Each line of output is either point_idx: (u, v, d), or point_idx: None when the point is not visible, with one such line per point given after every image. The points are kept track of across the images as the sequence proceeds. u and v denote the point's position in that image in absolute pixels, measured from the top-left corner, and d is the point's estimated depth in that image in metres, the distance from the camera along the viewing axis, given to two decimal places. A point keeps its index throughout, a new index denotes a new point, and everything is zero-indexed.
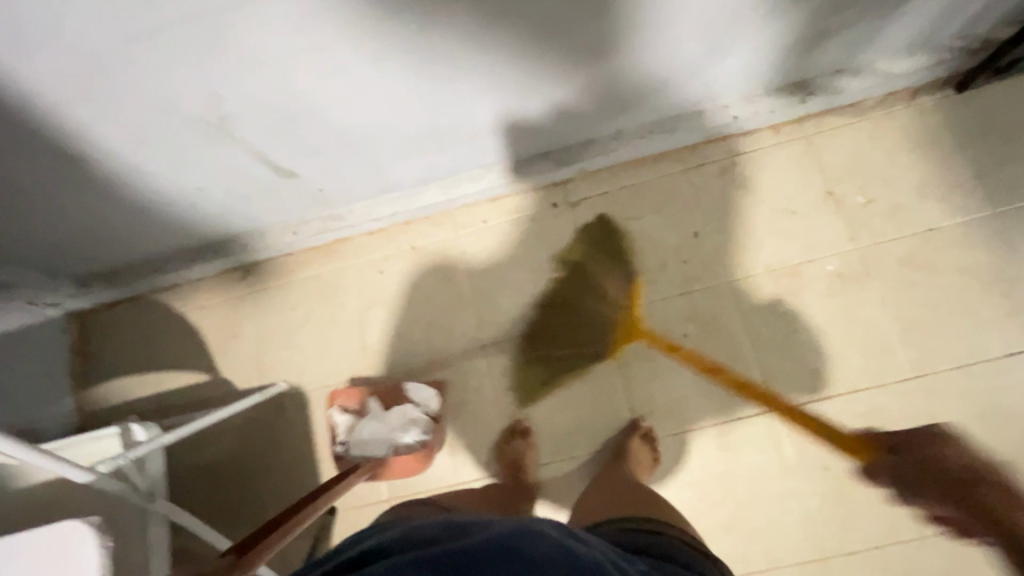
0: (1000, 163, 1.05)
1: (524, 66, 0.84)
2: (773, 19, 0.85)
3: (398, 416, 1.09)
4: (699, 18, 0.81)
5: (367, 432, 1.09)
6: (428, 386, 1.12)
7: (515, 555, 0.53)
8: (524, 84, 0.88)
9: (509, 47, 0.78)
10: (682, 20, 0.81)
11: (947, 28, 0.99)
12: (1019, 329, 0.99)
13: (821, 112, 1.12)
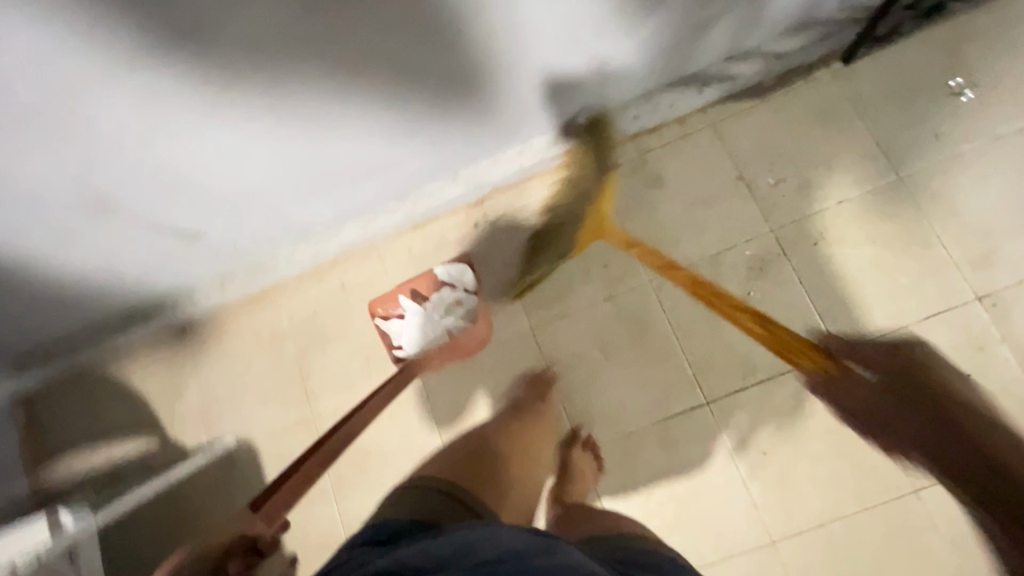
0: (900, 126, 1.06)
1: (399, 101, 0.85)
2: (642, 19, 0.86)
3: (439, 301, 1.16)
4: (563, 29, 0.82)
5: (415, 327, 1.16)
6: (456, 265, 1.16)
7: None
8: (406, 117, 0.89)
9: (374, 85, 0.79)
10: (544, 34, 0.82)
11: (822, 3, 1.00)
12: (934, 291, 1.00)
13: (722, 100, 1.13)
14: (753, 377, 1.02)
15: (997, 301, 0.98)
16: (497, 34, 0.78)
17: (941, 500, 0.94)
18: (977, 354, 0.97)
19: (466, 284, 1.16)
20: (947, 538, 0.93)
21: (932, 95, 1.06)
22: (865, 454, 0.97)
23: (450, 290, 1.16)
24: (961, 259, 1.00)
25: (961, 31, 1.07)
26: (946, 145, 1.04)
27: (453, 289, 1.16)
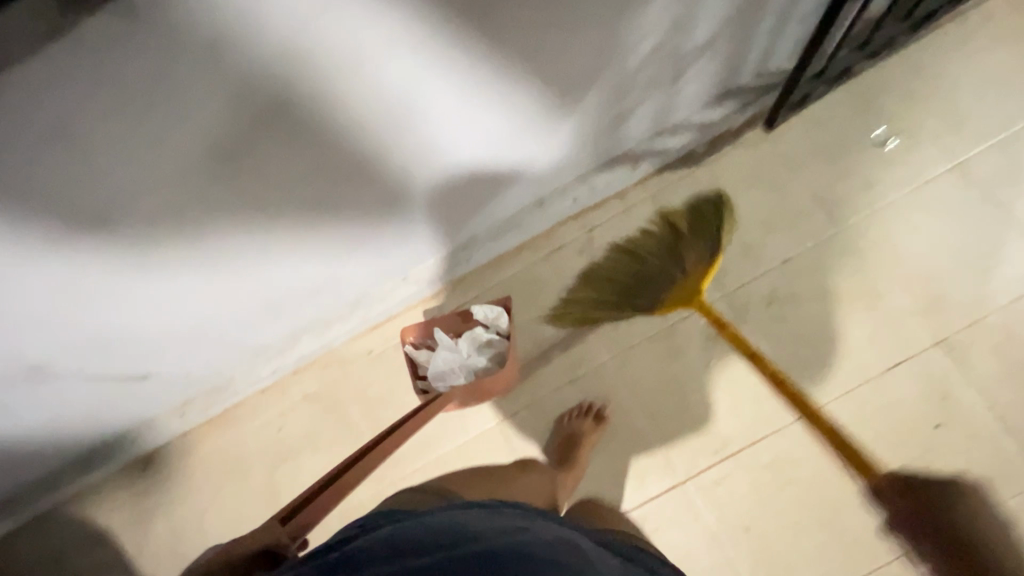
0: (832, 180, 1.08)
1: (330, 225, 0.85)
2: (559, 120, 0.88)
3: (469, 341, 1.04)
4: (486, 136, 0.83)
5: (441, 362, 1.06)
6: (494, 306, 1.05)
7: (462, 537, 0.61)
8: (341, 235, 0.89)
9: (299, 217, 0.80)
10: (466, 142, 0.83)
11: (738, 75, 1.03)
12: (890, 340, 1.00)
13: (659, 170, 1.15)
14: (725, 450, 1.00)
15: (953, 344, 0.98)
16: (416, 150, 0.78)
17: None
18: (942, 401, 0.96)
19: (500, 327, 1.06)
20: None
21: (858, 147, 1.08)
22: (847, 518, 0.95)
23: (484, 329, 1.06)
24: (911, 306, 1.00)
25: (876, 82, 1.10)
26: (880, 196, 1.06)
27: (487, 329, 1.06)
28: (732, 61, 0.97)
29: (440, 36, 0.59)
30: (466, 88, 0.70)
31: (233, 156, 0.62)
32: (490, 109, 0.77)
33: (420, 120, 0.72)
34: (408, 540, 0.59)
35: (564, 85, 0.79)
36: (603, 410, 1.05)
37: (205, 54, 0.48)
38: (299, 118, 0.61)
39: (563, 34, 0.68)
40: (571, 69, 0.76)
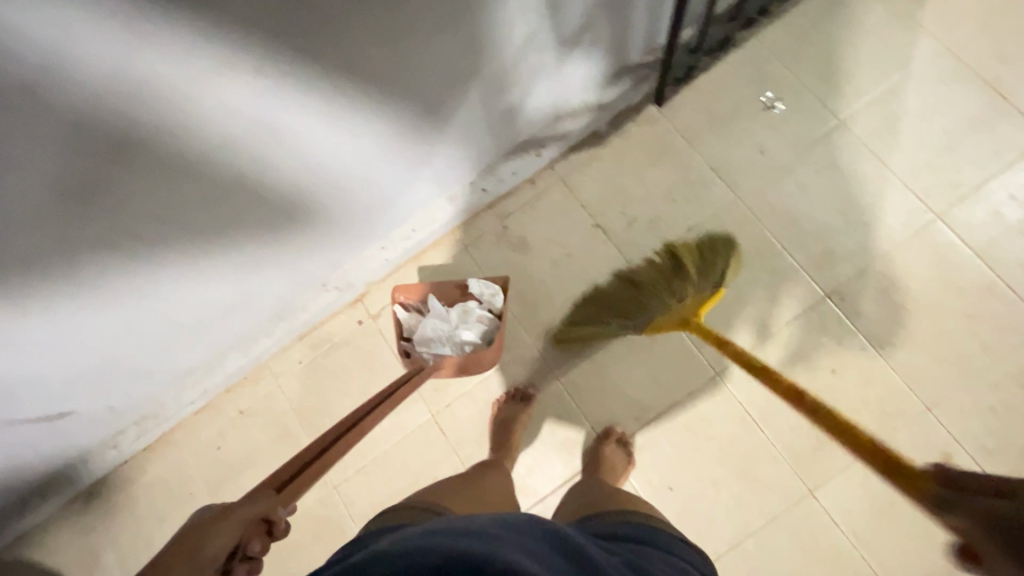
0: (727, 149, 1.12)
1: (225, 249, 0.85)
2: (448, 120, 0.89)
3: (462, 312, 1.06)
4: (369, 147, 0.84)
5: (432, 327, 1.05)
6: (490, 284, 1.07)
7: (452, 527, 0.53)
8: (240, 259, 0.89)
9: (187, 246, 0.79)
10: (350, 155, 0.83)
11: (626, 56, 1.05)
12: (789, 297, 1.05)
13: (565, 153, 1.17)
14: (645, 417, 1.06)
15: (846, 293, 1.04)
16: (296, 167, 0.78)
17: (836, 494, 0.98)
18: (838, 349, 1.03)
19: (493, 306, 1.07)
20: (849, 528, 0.97)
21: (749, 113, 1.12)
22: (761, 467, 1.01)
23: (476, 304, 1.07)
24: (805, 262, 1.06)
25: (759, 50, 1.14)
26: (771, 159, 1.10)
27: (479, 304, 1.07)
28: (616, 42, 0.99)
29: (280, 54, 0.60)
30: (328, 101, 0.71)
31: (86, 194, 0.62)
32: (366, 119, 0.78)
33: (290, 138, 0.73)
34: (405, 540, 0.51)
35: (439, 85, 0.80)
36: (528, 392, 1.09)
37: (22, 98, 0.49)
38: (150, 151, 0.62)
39: (418, 39, 0.69)
40: (442, 67, 0.77)
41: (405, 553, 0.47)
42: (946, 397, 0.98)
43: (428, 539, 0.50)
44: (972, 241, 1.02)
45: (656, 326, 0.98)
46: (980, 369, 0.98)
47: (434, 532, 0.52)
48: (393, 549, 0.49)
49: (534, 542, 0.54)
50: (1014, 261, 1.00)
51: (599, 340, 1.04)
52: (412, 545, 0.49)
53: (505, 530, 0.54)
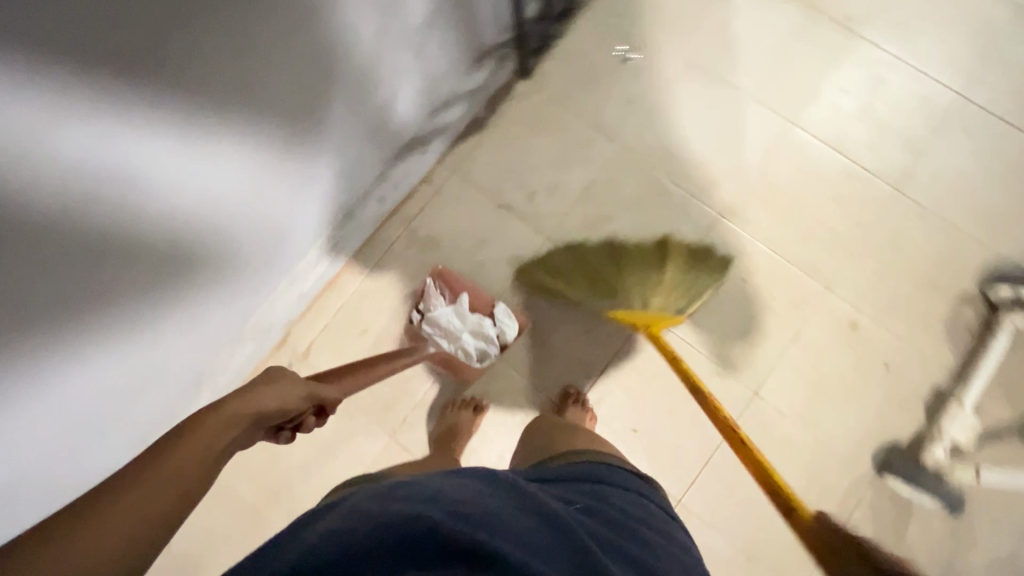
0: (599, 105, 1.18)
1: (112, 317, 0.76)
2: (325, 131, 0.87)
3: (476, 322, 1.05)
4: (245, 173, 0.80)
5: (446, 319, 1.05)
6: (514, 318, 1.06)
7: (409, 492, 0.50)
8: (132, 326, 0.80)
9: (67, 326, 0.70)
10: (225, 187, 0.78)
11: (482, 38, 1.08)
12: (689, 224, 1.12)
13: (451, 146, 1.18)
14: (592, 373, 1.08)
15: (737, 208, 1.12)
16: (175, 209, 0.73)
17: (779, 388, 1.04)
18: (741, 259, 1.09)
19: (501, 338, 1.06)
20: (801, 416, 1.03)
21: (608, 68, 1.19)
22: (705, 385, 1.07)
23: (492, 324, 1.05)
24: (693, 190, 1.13)
25: (602, 10, 1.21)
26: (639, 105, 1.17)
27: (492, 324, 1.05)
28: (467, 24, 1.01)
29: (124, 78, 0.55)
30: (186, 129, 0.66)
31: None
32: (233, 144, 0.74)
33: (156, 178, 0.67)
34: (358, 509, 0.47)
35: (308, 95, 0.79)
36: (480, 402, 1.07)
37: None
38: (2, 227, 0.54)
39: (271, 47, 0.68)
40: (304, 74, 0.76)
41: (374, 523, 0.44)
42: (841, 275, 1.07)
43: (384, 507, 0.46)
44: (823, 135, 1.14)
45: (619, 311, 1.05)
46: (859, 242, 1.08)
47: (388, 500, 0.48)
48: (352, 521, 0.45)
49: (508, 507, 0.51)
50: (860, 143, 1.13)
51: (559, 278, 1.10)
52: (367, 516, 0.45)
53: (471, 498, 0.51)
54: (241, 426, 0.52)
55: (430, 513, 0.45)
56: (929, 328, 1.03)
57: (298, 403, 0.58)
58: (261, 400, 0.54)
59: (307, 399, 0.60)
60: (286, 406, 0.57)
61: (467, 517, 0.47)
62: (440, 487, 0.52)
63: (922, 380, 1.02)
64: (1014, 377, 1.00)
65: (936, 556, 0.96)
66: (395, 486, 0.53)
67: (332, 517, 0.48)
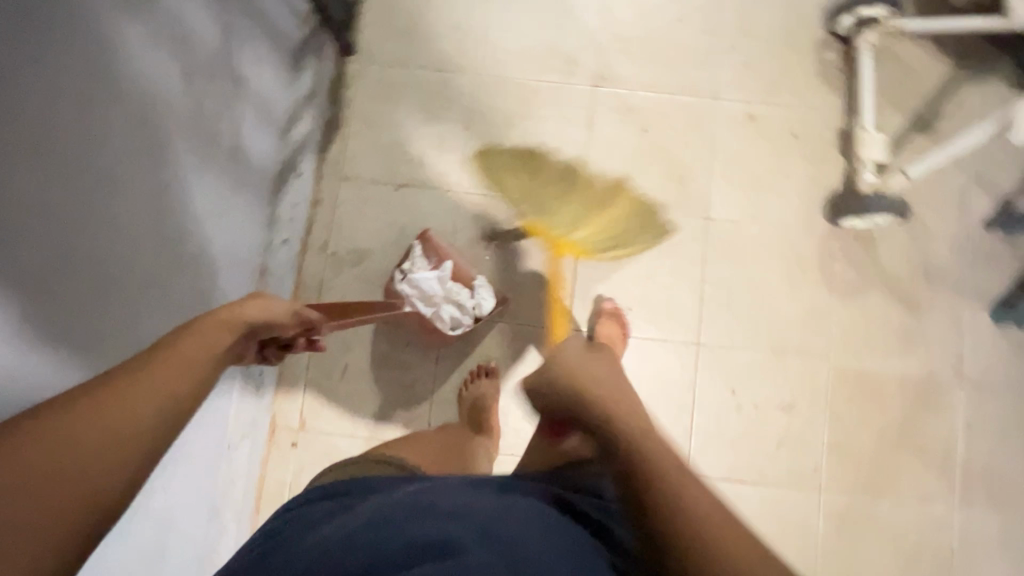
0: (433, 46, 1.14)
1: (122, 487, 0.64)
2: (196, 187, 0.78)
3: (458, 290, 1.00)
4: (155, 277, 0.69)
5: (430, 284, 0.99)
6: (492, 295, 1.03)
7: (424, 508, 0.48)
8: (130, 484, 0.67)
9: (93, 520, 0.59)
10: (149, 305, 0.68)
11: (288, 37, 1.01)
12: (572, 107, 1.12)
13: (321, 158, 1.12)
14: (568, 280, 1.08)
15: (604, 71, 1.13)
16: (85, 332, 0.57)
17: (724, 202, 1.09)
18: (632, 112, 1.12)
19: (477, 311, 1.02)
20: (753, 213, 1.09)
21: (422, 8, 1.15)
22: (666, 235, 1.08)
23: (471, 296, 1.01)
24: (558, 77, 1.13)
25: None
26: (469, 27, 1.15)
27: (471, 297, 1.01)
28: (268, 28, 0.94)
29: None
30: (83, 263, 0.55)
31: None
32: (128, 254, 0.63)
33: (84, 329, 0.56)
34: (379, 524, 0.45)
35: (162, 152, 0.69)
36: (489, 365, 1.05)
37: None
38: None
39: (106, 113, 0.58)
40: (146, 131, 0.65)
41: (372, 542, 0.42)
42: (718, 81, 1.12)
43: (402, 523, 0.44)
44: None
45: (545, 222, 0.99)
46: (716, 46, 1.14)
47: (408, 517, 0.45)
48: (355, 536, 0.43)
49: (527, 526, 0.47)
50: None
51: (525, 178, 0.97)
52: (387, 537, 0.42)
53: (496, 510, 0.48)
54: (233, 334, 0.47)
55: (450, 530, 0.43)
56: (807, 86, 1.11)
57: (285, 319, 0.54)
58: (250, 311, 0.50)
59: (293, 318, 0.56)
60: (285, 326, 0.55)
61: (498, 541, 0.43)
62: (465, 503, 0.49)
63: (827, 129, 1.10)
64: (890, 86, 1.10)
65: (911, 261, 1.06)
66: (412, 495, 0.51)
67: (337, 530, 0.46)
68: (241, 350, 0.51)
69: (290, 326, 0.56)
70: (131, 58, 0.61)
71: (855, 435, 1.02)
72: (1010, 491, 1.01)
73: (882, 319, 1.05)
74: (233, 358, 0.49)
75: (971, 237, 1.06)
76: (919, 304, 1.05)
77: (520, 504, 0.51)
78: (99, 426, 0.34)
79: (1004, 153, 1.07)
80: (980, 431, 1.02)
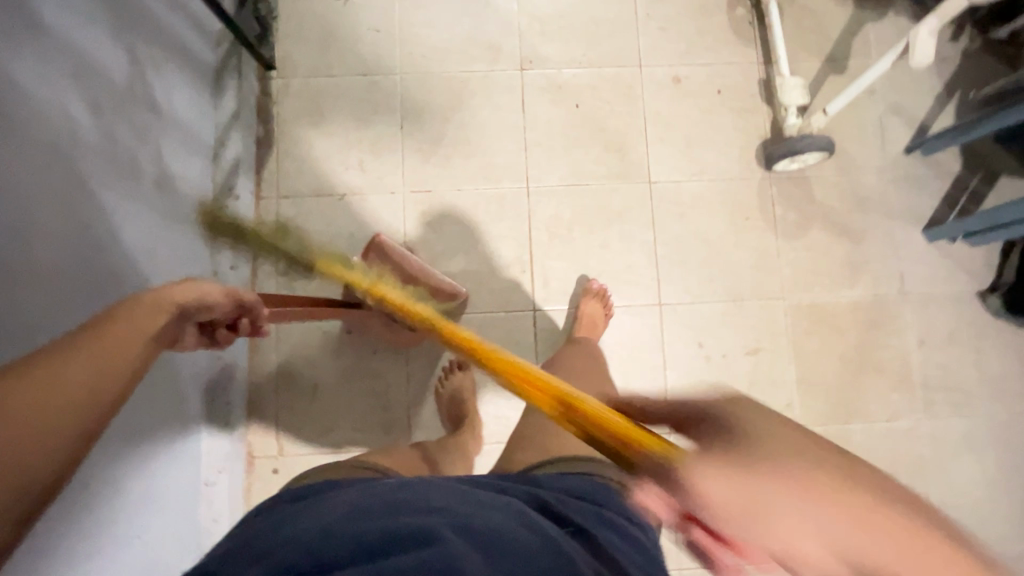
0: (356, 51, 1.13)
1: (91, 531, 0.63)
2: (124, 219, 0.76)
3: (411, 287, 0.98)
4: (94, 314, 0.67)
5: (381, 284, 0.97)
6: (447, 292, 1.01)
7: (400, 504, 0.47)
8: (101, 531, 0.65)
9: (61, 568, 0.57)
10: None
11: (203, 60, 0.99)
12: (503, 94, 1.13)
13: (259, 179, 1.10)
14: (525, 262, 1.09)
15: (530, 54, 1.15)
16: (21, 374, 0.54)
17: (663, 165, 1.12)
18: (563, 90, 1.14)
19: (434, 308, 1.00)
20: (692, 171, 1.12)
21: (338, 14, 1.14)
22: (613, 204, 1.11)
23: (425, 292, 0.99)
24: (485, 65, 1.14)
25: None
26: (389, 27, 1.14)
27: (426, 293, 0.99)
28: (179, 51, 0.92)
29: None
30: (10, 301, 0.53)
31: None
32: (60, 292, 0.61)
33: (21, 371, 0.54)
34: (355, 516, 0.45)
35: (79, 187, 0.66)
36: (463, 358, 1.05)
37: None
38: None
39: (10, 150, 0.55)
40: (58, 167, 0.63)
41: (348, 538, 0.41)
42: (640, 49, 1.15)
43: (383, 517, 0.44)
44: None
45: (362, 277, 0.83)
46: (634, 15, 1.16)
47: (382, 510, 0.46)
48: (329, 532, 0.43)
49: (504, 523, 0.47)
50: None
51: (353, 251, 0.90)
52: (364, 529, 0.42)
53: (473, 508, 0.48)
54: (163, 316, 0.51)
55: (433, 524, 0.43)
56: (724, 42, 1.15)
57: (219, 299, 0.58)
58: (180, 295, 0.53)
59: (228, 300, 0.59)
60: (217, 308, 0.58)
61: (475, 535, 0.44)
62: (441, 499, 0.49)
63: (749, 81, 1.14)
64: (800, 32, 1.15)
65: (845, 194, 1.11)
66: (385, 492, 0.50)
67: (309, 527, 0.44)
68: (173, 330, 0.54)
69: (222, 309, 0.59)
70: (29, 93, 0.59)
71: (819, 366, 1.07)
72: (968, 396, 1.06)
73: (826, 253, 1.10)
74: (165, 336, 0.53)
75: (895, 163, 1.12)
76: (858, 234, 1.10)
77: (495, 506, 0.50)
78: (29, 409, 0.38)
79: (912, 80, 1.13)
80: (931, 343, 1.08)
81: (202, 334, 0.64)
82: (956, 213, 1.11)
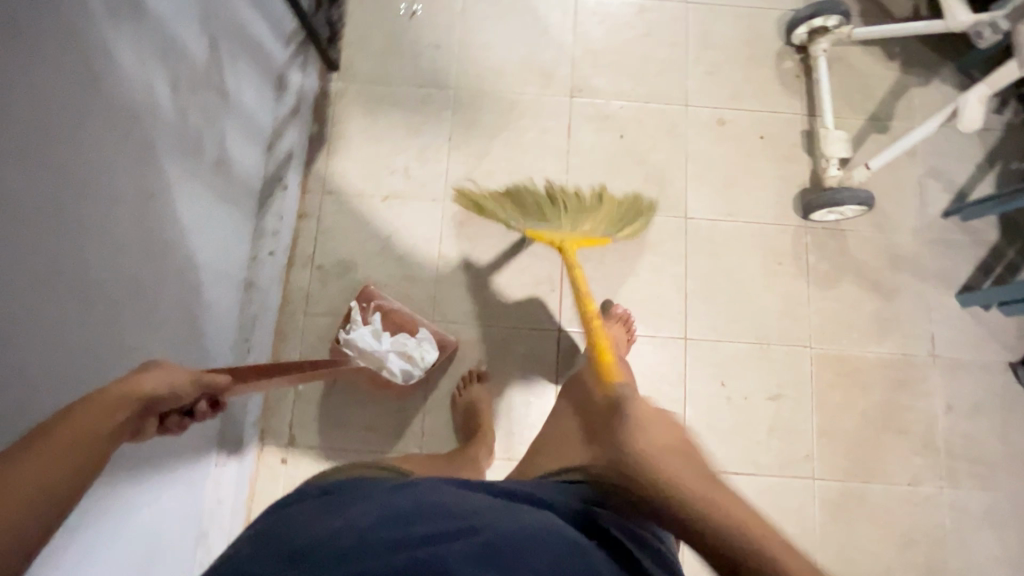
0: (415, 64, 1.18)
1: (98, 505, 0.62)
2: (182, 197, 0.79)
3: (395, 340, 0.99)
4: (139, 283, 0.69)
5: (364, 339, 0.98)
6: (433, 342, 1.02)
7: (434, 507, 0.48)
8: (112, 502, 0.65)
9: (66, 541, 0.57)
10: (132, 308, 0.68)
11: (271, 57, 1.04)
12: (550, 118, 1.17)
13: (308, 172, 1.13)
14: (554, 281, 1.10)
15: (580, 84, 1.18)
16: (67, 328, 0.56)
17: (700, 203, 1.14)
18: (608, 121, 1.17)
19: (422, 357, 1.00)
20: (728, 212, 1.13)
21: (404, 27, 1.20)
22: (648, 235, 1.12)
23: (409, 344, 1.00)
24: (536, 89, 1.18)
25: None
26: (449, 45, 1.19)
27: (409, 344, 1.00)
28: (252, 48, 0.97)
29: None
30: (12, 331, 0.49)
31: None
32: (104, 271, 0.62)
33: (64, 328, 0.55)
34: (389, 516, 0.46)
35: (148, 160, 0.70)
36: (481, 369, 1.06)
37: None
38: None
39: (96, 118, 0.59)
40: (132, 138, 0.66)
41: (382, 542, 0.43)
42: (688, 90, 1.19)
43: (418, 519, 0.46)
44: None
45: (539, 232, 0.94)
46: (683, 58, 1.20)
47: (414, 511, 0.47)
48: (366, 530, 0.44)
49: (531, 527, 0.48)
50: None
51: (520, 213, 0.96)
52: (398, 535, 0.43)
53: (503, 513, 0.49)
54: (126, 413, 0.44)
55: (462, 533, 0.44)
56: (771, 91, 1.18)
57: (185, 388, 0.50)
58: (143, 384, 0.47)
59: (195, 389, 0.52)
60: (178, 396, 0.50)
61: (508, 532, 0.46)
62: (471, 504, 0.50)
63: (793, 132, 1.17)
64: (846, 90, 1.17)
65: (879, 251, 1.11)
66: (418, 490, 0.52)
67: (345, 521, 0.46)
68: (133, 427, 0.47)
69: (183, 395, 0.50)
70: (119, 66, 0.62)
71: (840, 421, 1.05)
72: (992, 469, 1.03)
73: (856, 307, 1.09)
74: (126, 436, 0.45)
75: (932, 226, 1.12)
76: (891, 291, 1.10)
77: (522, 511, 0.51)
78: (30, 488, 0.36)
79: (955, 146, 1.14)
80: (958, 411, 1.05)
81: (158, 424, 0.53)
82: (990, 280, 1.10)
